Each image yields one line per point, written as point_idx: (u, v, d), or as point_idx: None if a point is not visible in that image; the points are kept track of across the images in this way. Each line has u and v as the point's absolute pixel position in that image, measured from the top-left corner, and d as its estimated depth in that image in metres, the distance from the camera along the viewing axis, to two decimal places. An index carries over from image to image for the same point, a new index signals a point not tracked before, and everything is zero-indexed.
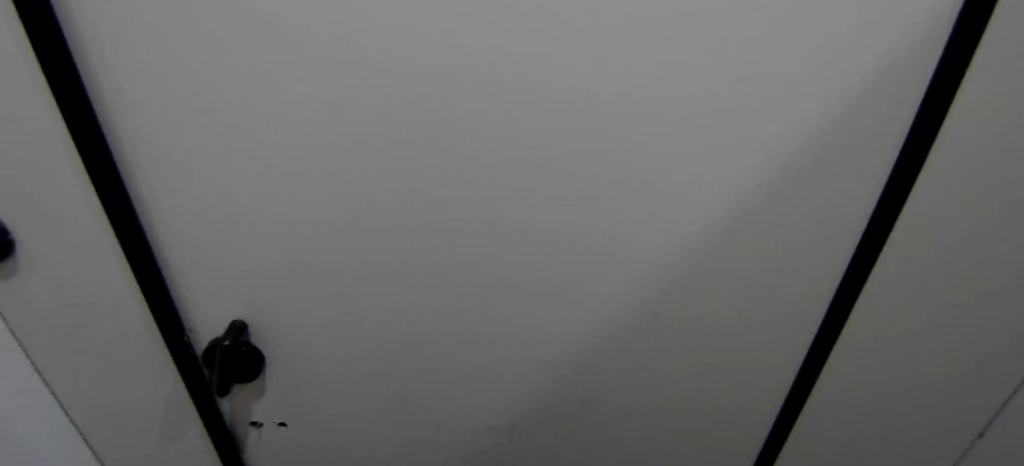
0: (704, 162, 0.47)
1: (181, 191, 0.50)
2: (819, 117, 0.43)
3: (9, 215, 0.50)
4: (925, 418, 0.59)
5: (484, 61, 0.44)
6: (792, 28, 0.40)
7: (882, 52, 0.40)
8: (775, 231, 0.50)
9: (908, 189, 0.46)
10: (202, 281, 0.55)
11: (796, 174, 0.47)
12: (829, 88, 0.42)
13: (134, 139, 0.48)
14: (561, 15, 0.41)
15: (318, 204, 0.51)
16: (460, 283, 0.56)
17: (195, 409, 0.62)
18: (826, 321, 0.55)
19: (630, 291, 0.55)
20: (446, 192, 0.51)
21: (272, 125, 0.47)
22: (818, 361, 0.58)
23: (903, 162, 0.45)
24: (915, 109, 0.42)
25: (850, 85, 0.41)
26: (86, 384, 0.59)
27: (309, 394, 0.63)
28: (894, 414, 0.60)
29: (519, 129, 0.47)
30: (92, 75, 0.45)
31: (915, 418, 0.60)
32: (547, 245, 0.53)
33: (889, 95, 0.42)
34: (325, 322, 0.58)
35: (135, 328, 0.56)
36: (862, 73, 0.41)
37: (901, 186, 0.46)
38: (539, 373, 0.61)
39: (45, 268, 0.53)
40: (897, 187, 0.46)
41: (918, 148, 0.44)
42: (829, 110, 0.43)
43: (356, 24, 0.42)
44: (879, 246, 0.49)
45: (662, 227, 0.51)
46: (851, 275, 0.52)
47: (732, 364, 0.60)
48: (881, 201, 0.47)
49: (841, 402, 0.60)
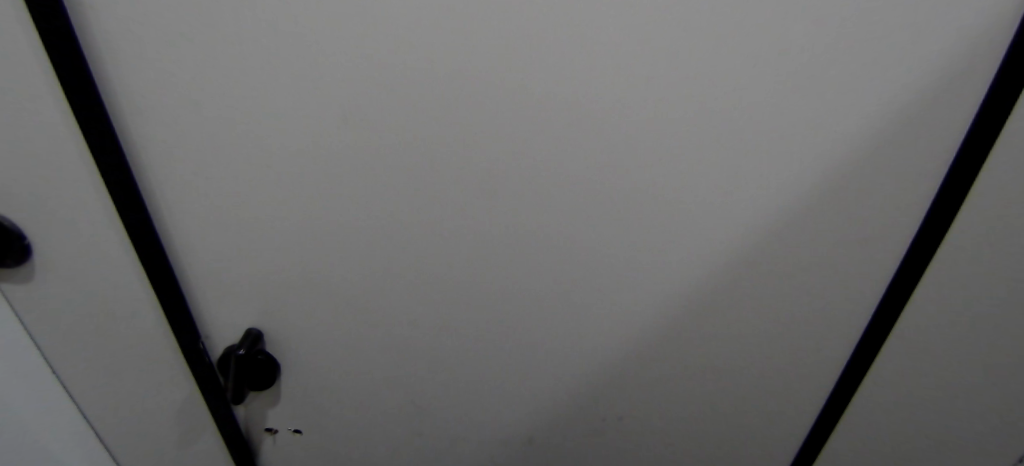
0: (725, 170, 0.47)
1: (196, 197, 0.50)
2: (835, 126, 0.44)
3: (22, 220, 0.49)
4: (948, 437, 0.57)
5: (506, 64, 0.44)
6: (796, 30, 0.41)
7: (889, 59, 0.41)
8: (799, 245, 0.50)
9: (966, 191, 0.45)
10: (218, 288, 0.55)
11: (816, 178, 0.46)
12: (846, 94, 0.42)
13: (148, 144, 0.47)
14: (586, 19, 0.41)
15: (335, 212, 0.51)
16: (477, 294, 0.55)
17: (210, 415, 0.62)
18: (867, 336, 0.53)
19: (649, 304, 0.54)
20: (466, 201, 0.50)
21: (290, 129, 0.47)
22: (853, 382, 0.56)
23: (961, 162, 0.44)
24: (977, 108, 0.42)
25: (863, 91, 0.42)
26: (102, 390, 0.59)
27: (323, 401, 0.63)
28: (913, 434, 0.58)
29: (540, 135, 0.47)
30: (107, 78, 0.44)
31: (936, 439, 0.58)
32: (566, 256, 0.52)
33: (916, 94, 0.42)
34: (339, 330, 0.58)
35: (150, 333, 0.56)
36: (875, 79, 0.42)
37: (950, 199, 0.45)
38: (556, 385, 0.61)
39: (60, 273, 0.52)
40: (953, 189, 0.45)
41: (979, 149, 0.43)
42: (848, 117, 0.43)
43: (368, 24, 0.42)
44: (931, 252, 0.48)
45: (683, 237, 0.50)
46: (893, 291, 0.50)
47: (753, 382, 0.58)
48: (936, 204, 0.46)
49: (875, 419, 0.58)
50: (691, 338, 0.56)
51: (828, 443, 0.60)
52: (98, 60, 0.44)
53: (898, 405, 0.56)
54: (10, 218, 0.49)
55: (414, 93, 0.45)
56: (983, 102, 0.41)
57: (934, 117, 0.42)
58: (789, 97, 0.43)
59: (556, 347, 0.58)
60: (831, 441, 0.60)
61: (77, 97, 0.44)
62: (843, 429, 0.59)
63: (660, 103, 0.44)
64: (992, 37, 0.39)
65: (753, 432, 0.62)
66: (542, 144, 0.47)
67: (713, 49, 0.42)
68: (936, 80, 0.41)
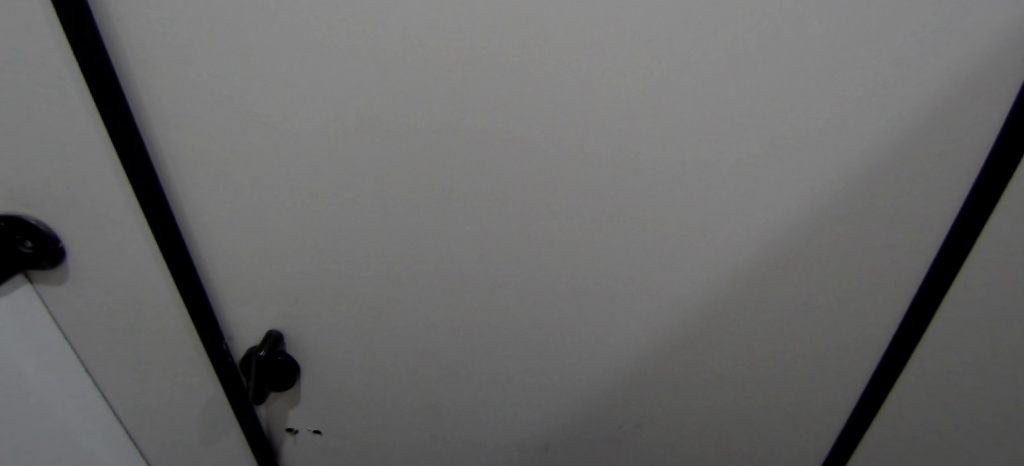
0: (745, 175, 0.46)
1: (220, 203, 0.51)
2: (857, 128, 0.43)
3: (58, 226, 0.51)
4: (980, 454, 0.55)
5: (521, 71, 0.44)
6: (813, 30, 0.40)
7: (909, 58, 0.40)
8: (820, 254, 0.49)
9: (997, 198, 0.43)
10: (240, 290, 0.56)
11: (838, 187, 0.46)
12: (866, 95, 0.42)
13: (174, 152, 0.49)
14: (600, 25, 0.42)
15: (354, 218, 0.52)
16: (492, 299, 0.56)
17: (234, 415, 0.63)
18: (894, 346, 0.52)
19: (665, 310, 0.54)
20: (483, 209, 0.50)
21: (310, 135, 0.48)
22: (880, 395, 0.54)
23: (991, 168, 0.43)
24: (1007, 113, 0.41)
25: (885, 92, 0.42)
26: (131, 388, 0.61)
27: (342, 402, 0.64)
28: (941, 452, 0.56)
29: (556, 143, 0.47)
30: (137, 89, 0.46)
31: (970, 458, 0.55)
32: (579, 262, 0.52)
33: (939, 98, 0.41)
34: (357, 333, 0.59)
35: (177, 334, 0.58)
36: (893, 79, 0.41)
37: (980, 205, 0.44)
38: (573, 391, 0.61)
39: (91, 274, 0.54)
40: (984, 196, 0.44)
41: (1010, 155, 0.42)
42: (868, 118, 0.43)
43: (385, 32, 0.43)
44: (960, 261, 0.46)
45: (700, 243, 0.50)
46: (922, 299, 0.49)
47: (774, 392, 0.57)
48: (966, 211, 0.45)
49: (904, 435, 0.56)
50: (708, 347, 0.56)
51: (854, 460, 0.58)
52: (130, 71, 0.45)
53: (929, 421, 0.54)
54: (45, 222, 0.51)
55: (429, 99, 0.46)
56: (1013, 105, 0.40)
57: (959, 119, 0.41)
58: (807, 102, 0.43)
59: (573, 353, 0.58)
60: (857, 459, 0.58)
61: (107, 103, 0.46)
62: (870, 446, 0.57)
63: (676, 108, 0.44)
64: (1013, 39, 0.38)
65: (775, 445, 0.61)
66: (558, 151, 0.47)
67: (728, 50, 0.42)
68: (960, 80, 0.40)
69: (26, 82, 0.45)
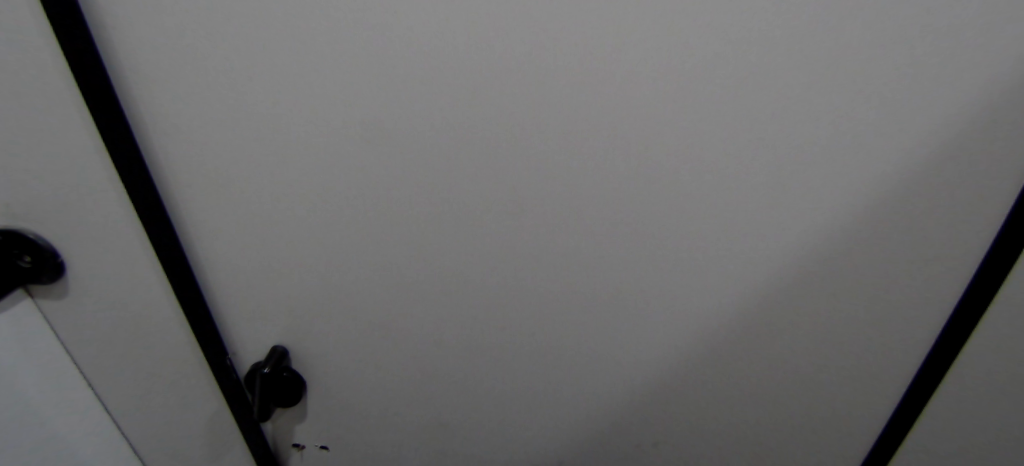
0: (769, 185, 0.44)
1: (222, 218, 0.50)
2: (884, 140, 0.41)
3: (58, 241, 0.50)
4: None
5: (533, 79, 0.42)
6: (849, 33, 0.38)
7: (943, 64, 0.38)
8: (845, 269, 0.47)
9: None
10: (244, 305, 0.55)
11: (864, 201, 0.44)
12: (896, 103, 0.40)
13: (175, 166, 0.47)
14: (615, 32, 0.40)
15: (361, 234, 0.50)
16: (502, 313, 0.54)
17: (239, 431, 0.62)
18: (929, 364, 0.49)
19: (684, 327, 0.52)
20: (496, 224, 0.49)
21: (315, 149, 0.46)
22: (913, 412, 0.52)
23: None
24: None
25: (913, 105, 0.40)
26: (134, 403, 0.59)
27: (349, 418, 0.63)
28: None
29: (570, 155, 0.45)
30: (135, 101, 0.45)
31: None
32: (594, 276, 0.51)
33: (968, 110, 0.39)
34: (365, 348, 0.57)
35: (180, 349, 0.56)
36: (922, 89, 0.39)
37: (1017, 235, 0.42)
38: (589, 408, 0.59)
39: (92, 289, 0.53)
40: None
41: None
42: (895, 130, 0.41)
43: (390, 43, 0.42)
44: (1001, 277, 0.44)
45: (722, 259, 0.48)
46: (961, 316, 0.47)
47: (797, 410, 0.55)
48: (1008, 225, 0.42)
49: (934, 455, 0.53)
50: (730, 364, 0.54)
51: None
52: (128, 84, 0.44)
53: (961, 440, 0.52)
54: (44, 236, 0.49)
55: (438, 109, 0.44)
56: None
57: (991, 130, 0.40)
58: (832, 112, 0.41)
59: (587, 368, 0.57)
60: None
61: (103, 115, 0.44)
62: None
63: (695, 116, 0.42)
64: None
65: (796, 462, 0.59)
66: (573, 164, 0.45)
67: (756, 52, 0.40)
68: (991, 91, 0.38)
69: (21, 93, 0.43)
